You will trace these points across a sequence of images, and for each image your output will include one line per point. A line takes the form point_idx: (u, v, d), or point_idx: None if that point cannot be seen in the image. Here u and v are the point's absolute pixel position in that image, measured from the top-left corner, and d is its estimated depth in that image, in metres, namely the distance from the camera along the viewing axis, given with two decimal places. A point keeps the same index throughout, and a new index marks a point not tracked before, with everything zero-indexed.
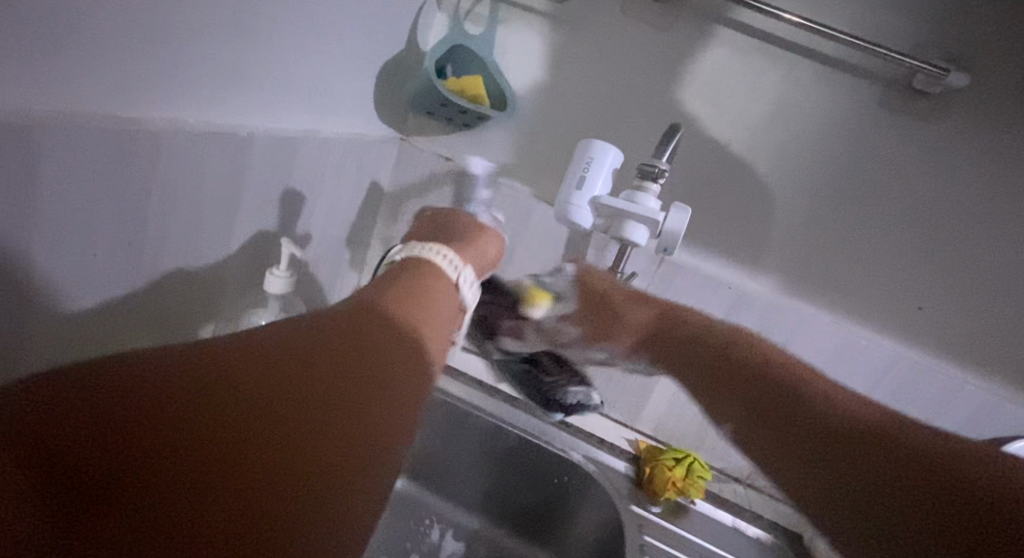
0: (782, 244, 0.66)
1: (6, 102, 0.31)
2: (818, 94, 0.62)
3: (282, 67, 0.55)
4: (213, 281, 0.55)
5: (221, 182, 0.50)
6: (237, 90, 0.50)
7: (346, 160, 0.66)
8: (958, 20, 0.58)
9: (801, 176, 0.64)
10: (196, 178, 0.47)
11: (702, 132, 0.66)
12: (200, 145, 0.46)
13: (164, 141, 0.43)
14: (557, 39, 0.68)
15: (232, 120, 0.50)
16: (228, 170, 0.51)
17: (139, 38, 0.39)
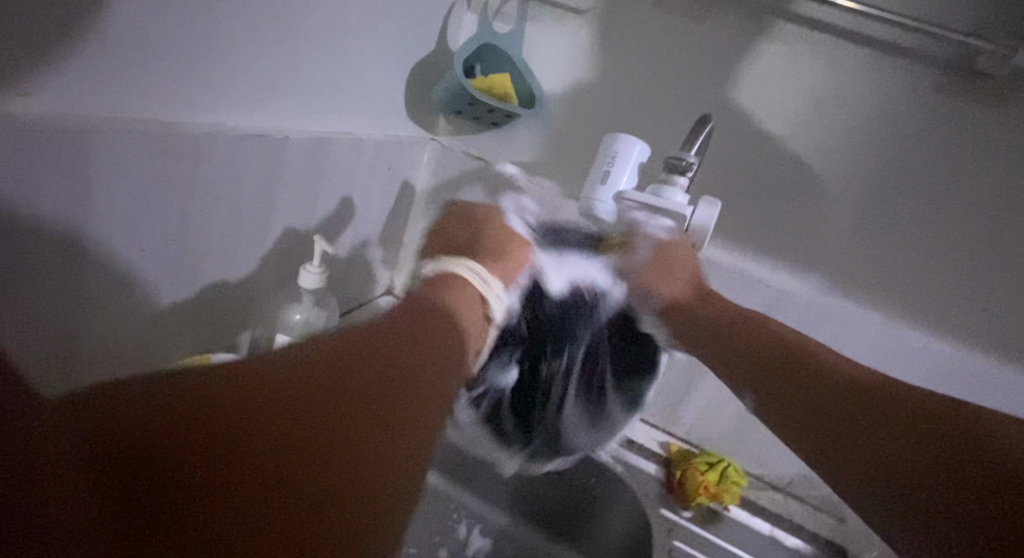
0: (825, 242, 0.63)
1: (56, 109, 0.35)
2: (864, 82, 0.59)
3: (316, 72, 0.57)
4: (251, 276, 0.58)
5: (258, 184, 0.53)
6: (272, 95, 0.52)
7: (379, 161, 0.68)
8: None
9: (845, 169, 0.61)
10: (234, 179, 0.50)
11: (737, 125, 0.64)
12: (239, 148, 0.49)
13: (204, 144, 0.45)
14: (587, 34, 0.67)
15: (268, 124, 0.53)
16: (266, 172, 0.53)
17: (180, 48, 0.42)
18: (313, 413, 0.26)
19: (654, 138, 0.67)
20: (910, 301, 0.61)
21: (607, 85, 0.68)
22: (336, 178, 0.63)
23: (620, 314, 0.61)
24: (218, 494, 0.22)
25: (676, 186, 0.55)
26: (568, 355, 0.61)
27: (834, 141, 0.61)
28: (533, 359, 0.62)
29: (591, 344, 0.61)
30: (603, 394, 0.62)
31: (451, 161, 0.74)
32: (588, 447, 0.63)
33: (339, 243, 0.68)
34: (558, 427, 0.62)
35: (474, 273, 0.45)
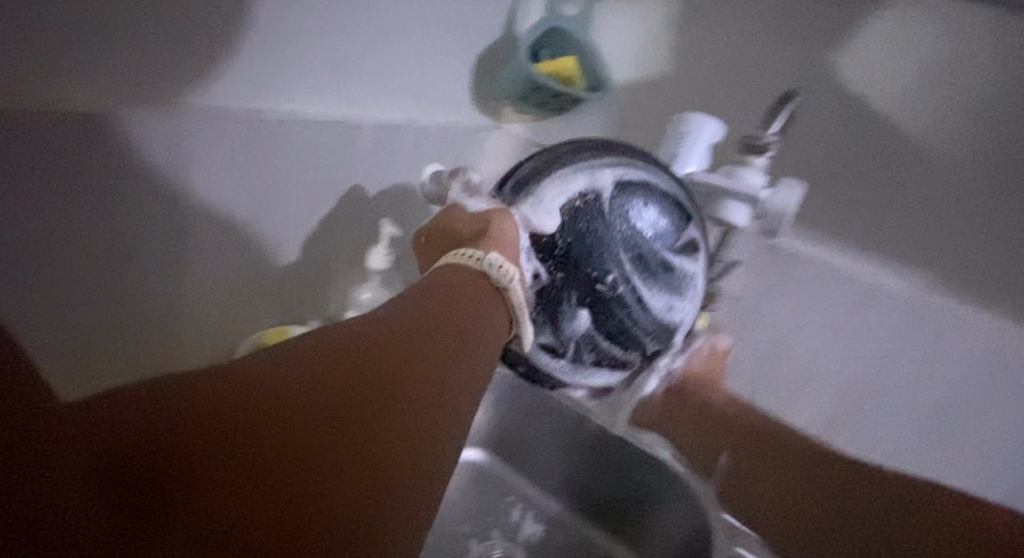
0: (927, 231, 0.55)
1: (169, 94, 0.43)
2: (983, 46, 0.51)
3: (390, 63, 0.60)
4: (325, 256, 0.62)
5: (332, 165, 0.57)
6: (347, 85, 0.57)
7: (446, 150, 0.70)
8: None
9: (957, 148, 0.53)
10: (309, 161, 0.54)
11: (825, 104, 0.59)
12: (312, 131, 0.53)
13: (285, 129, 0.51)
14: (660, 15, 0.65)
15: (344, 111, 0.57)
16: (334, 157, 0.57)
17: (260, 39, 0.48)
18: (332, 407, 0.26)
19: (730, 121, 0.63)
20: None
21: (679, 68, 0.65)
22: (404, 165, 0.65)
23: (653, 183, 0.47)
24: (208, 504, 0.23)
25: (751, 166, 0.52)
26: (613, 263, 0.45)
27: (941, 117, 0.54)
28: (592, 289, 0.45)
29: (636, 233, 0.45)
30: (659, 253, 0.46)
31: (518, 149, 0.75)
32: (670, 301, 0.47)
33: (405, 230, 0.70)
34: (651, 328, 0.48)
35: (465, 257, 0.38)
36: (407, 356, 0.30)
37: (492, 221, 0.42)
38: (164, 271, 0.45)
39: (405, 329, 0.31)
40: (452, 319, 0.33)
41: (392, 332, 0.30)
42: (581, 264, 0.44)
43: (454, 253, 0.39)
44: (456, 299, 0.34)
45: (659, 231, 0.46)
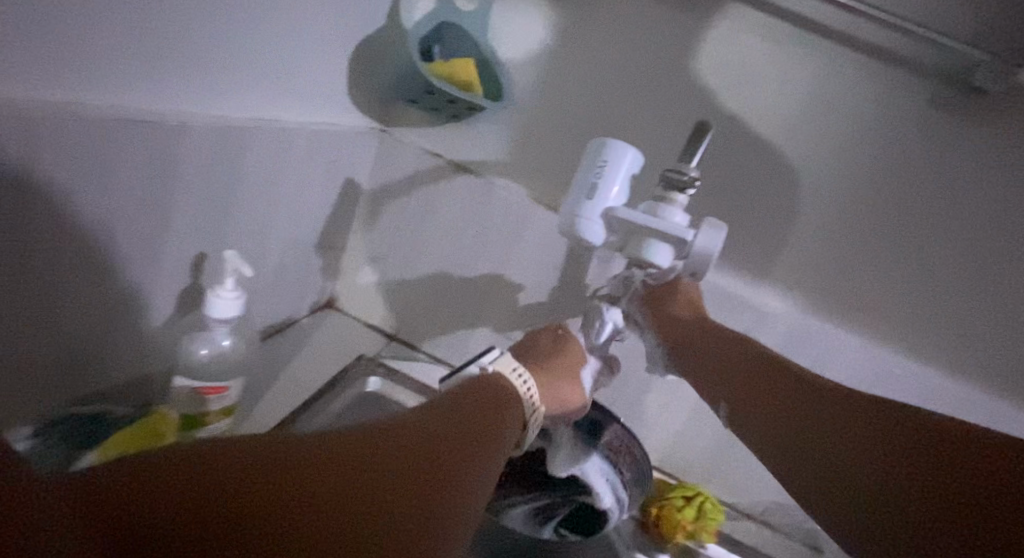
0: (815, 262, 0.59)
1: None
2: (877, 90, 0.54)
3: (224, 49, 0.43)
4: (139, 309, 0.45)
5: (144, 172, 0.39)
6: (159, 69, 0.38)
7: (315, 151, 0.57)
8: (1009, 16, 0.51)
9: (834, 167, 0.57)
10: (160, 175, 0.40)
11: (735, 126, 0.58)
12: (127, 134, 0.36)
13: (122, 161, 0.37)
14: (561, 18, 0.59)
15: (163, 106, 0.39)
16: (144, 164, 0.38)
17: (136, 32, 0.35)
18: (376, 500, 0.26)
19: (649, 133, 0.60)
20: (945, 318, 0.57)
21: (587, 52, 0.60)
22: (181, 168, 0.42)
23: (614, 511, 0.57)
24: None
25: (674, 204, 0.50)
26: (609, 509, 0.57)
27: (851, 144, 0.56)
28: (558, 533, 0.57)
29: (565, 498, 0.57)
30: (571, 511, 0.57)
31: (401, 158, 0.65)
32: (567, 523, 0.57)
33: (184, 281, 0.49)
34: (533, 510, 0.57)
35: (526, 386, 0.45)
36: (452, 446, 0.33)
37: (498, 382, 0.43)
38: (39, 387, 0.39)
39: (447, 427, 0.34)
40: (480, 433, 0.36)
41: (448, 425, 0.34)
42: (534, 476, 0.58)
43: (518, 369, 0.46)
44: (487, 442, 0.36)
45: (587, 508, 0.57)
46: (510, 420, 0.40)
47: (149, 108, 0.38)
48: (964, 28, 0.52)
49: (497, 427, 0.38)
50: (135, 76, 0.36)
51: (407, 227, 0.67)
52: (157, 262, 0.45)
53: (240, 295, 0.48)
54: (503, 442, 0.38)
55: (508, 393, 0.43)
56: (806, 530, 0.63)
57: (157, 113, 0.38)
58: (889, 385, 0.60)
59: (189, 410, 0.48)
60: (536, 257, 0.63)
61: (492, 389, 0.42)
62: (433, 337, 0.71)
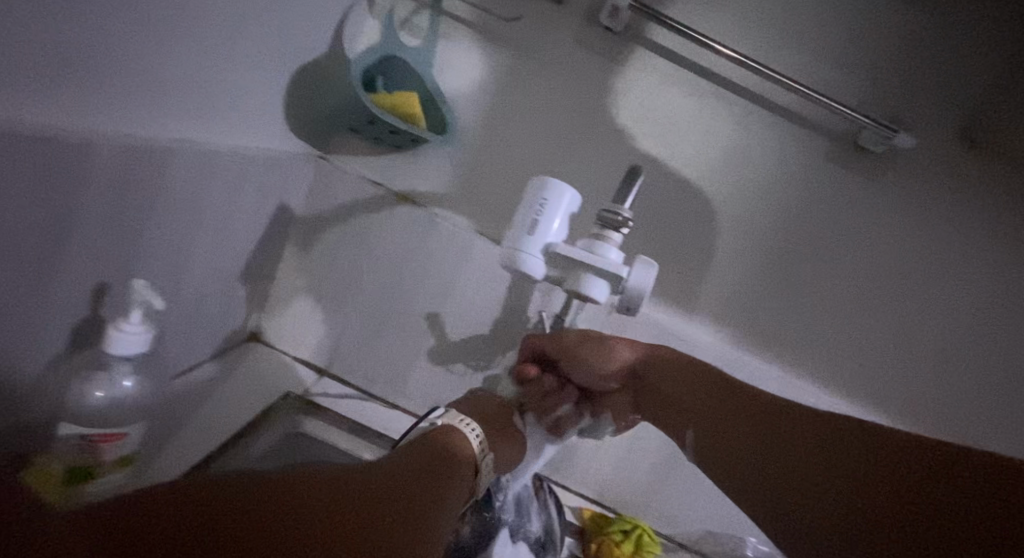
0: (736, 299, 0.63)
1: None
2: (784, 144, 0.61)
3: (155, 64, 0.41)
4: (33, 346, 0.39)
5: (50, 191, 0.34)
6: (78, 80, 0.35)
7: (247, 176, 0.54)
8: (886, 87, 0.59)
9: (751, 209, 0.62)
10: (73, 192, 0.36)
11: (664, 169, 0.62)
12: (35, 147, 0.32)
13: (29, 179, 0.33)
14: (504, 59, 0.62)
15: (78, 119, 0.36)
16: (53, 183, 0.34)
17: (56, 40, 0.32)
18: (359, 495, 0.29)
19: (586, 172, 0.63)
20: (850, 351, 0.63)
21: (526, 94, 0.62)
22: (95, 186, 0.38)
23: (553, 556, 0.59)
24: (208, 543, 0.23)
25: (610, 242, 0.51)
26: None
27: (765, 191, 0.61)
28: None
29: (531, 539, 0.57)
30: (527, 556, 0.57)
31: (339, 187, 0.64)
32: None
33: (90, 313, 0.43)
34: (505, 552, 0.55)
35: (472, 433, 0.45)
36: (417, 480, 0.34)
37: (442, 434, 0.43)
38: None
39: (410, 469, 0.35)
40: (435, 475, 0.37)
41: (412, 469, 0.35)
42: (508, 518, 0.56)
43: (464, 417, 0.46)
44: (444, 485, 0.36)
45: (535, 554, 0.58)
46: (461, 466, 0.41)
47: (65, 122, 0.35)
48: (852, 95, 0.60)
49: (450, 467, 0.39)
50: (53, 87, 0.33)
51: (344, 257, 0.65)
52: (59, 292, 0.39)
53: (147, 330, 0.43)
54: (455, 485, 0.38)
55: (458, 440, 0.43)
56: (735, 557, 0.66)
57: (74, 127, 0.35)
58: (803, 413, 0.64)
59: (79, 462, 0.41)
60: (477, 291, 0.63)
61: (438, 439, 0.42)
62: (367, 370, 0.69)
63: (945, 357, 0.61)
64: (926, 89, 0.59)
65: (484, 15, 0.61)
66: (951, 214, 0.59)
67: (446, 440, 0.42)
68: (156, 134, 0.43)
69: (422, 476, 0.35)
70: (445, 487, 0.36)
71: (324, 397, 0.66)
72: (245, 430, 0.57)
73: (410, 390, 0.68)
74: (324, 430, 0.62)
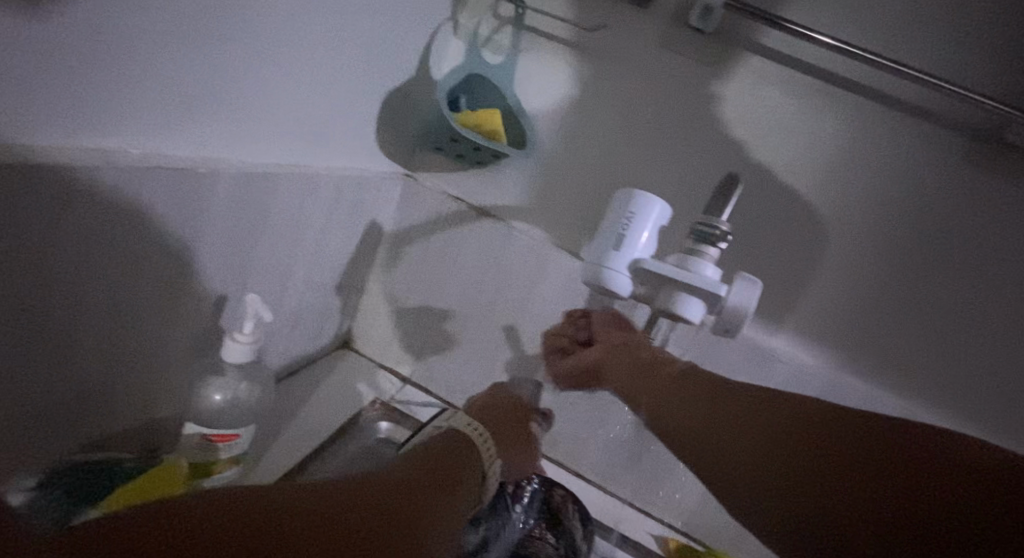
0: (845, 319, 0.58)
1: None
2: (906, 145, 0.54)
3: (265, 98, 0.44)
4: (162, 354, 0.44)
5: (175, 217, 0.38)
6: (200, 116, 0.39)
7: (342, 196, 0.58)
8: None
9: (865, 217, 0.56)
10: (195, 216, 0.40)
11: (761, 177, 0.58)
12: (162, 177, 0.36)
13: (160, 206, 0.37)
14: (588, 70, 0.61)
15: (197, 150, 0.39)
16: (178, 209, 0.38)
17: (179, 81, 0.36)
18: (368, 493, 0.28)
19: (672, 183, 0.60)
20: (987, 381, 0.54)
21: (611, 103, 0.61)
22: (213, 211, 0.42)
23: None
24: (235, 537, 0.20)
25: (705, 257, 0.48)
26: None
27: (880, 198, 0.55)
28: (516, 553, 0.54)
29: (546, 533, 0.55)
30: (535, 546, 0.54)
31: (424, 202, 0.66)
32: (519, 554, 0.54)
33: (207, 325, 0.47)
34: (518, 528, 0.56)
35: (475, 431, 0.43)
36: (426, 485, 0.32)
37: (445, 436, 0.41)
38: (51, 437, 0.37)
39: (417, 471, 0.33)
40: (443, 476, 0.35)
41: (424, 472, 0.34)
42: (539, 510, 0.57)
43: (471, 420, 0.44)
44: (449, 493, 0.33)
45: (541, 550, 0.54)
46: (465, 467, 0.38)
47: (185, 154, 0.38)
48: (991, 85, 0.52)
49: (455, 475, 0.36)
50: (177, 123, 0.37)
51: (429, 269, 0.68)
52: (183, 306, 0.44)
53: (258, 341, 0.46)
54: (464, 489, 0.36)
55: (465, 444, 0.40)
56: None
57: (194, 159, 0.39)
58: None
59: (199, 459, 0.45)
60: (558, 306, 0.63)
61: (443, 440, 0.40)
62: (451, 381, 0.70)
63: None
64: None
65: (567, 26, 0.60)
66: None
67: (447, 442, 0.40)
68: (264, 160, 0.46)
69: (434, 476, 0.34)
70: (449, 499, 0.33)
71: (410, 407, 0.68)
72: (334, 436, 0.60)
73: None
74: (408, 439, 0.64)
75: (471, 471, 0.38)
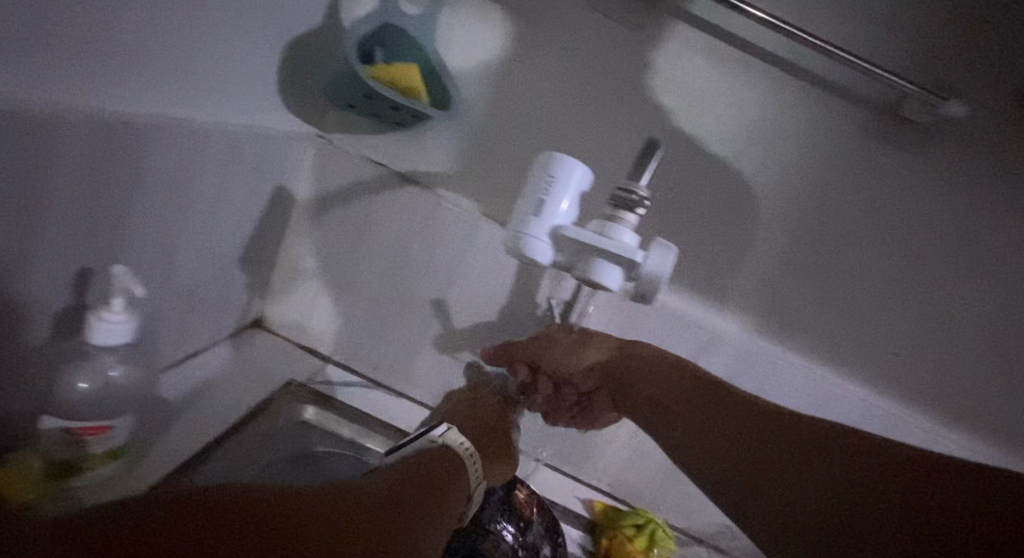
0: (760, 286, 0.59)
1: None
2: (816, 118, 0.56)
3: (148, 34, 0.38)
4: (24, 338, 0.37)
5: (42, 172, 0.32)
6: (74, 50, 0.32)
7: (240, 158, 0.51)
8: (935, 50, 0.54)
9: (780, 186, 0.57)
10: (65, 171, 0.34)
11: (682, 147, 0.58)
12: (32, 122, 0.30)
13: (26, 156, 0.30)
14: (511, 27, 0.58)
15: (75, 94, 0.33)
16: (41, 161, 0.32)
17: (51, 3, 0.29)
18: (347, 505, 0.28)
19: (596, 149, 0.59)
20: (885, 340, 0.58)
21: (536, 65, 0.58)
22: (77, 172, 0.35)
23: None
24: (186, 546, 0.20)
25: (624, 223, 0.47)
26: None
27: (792, 169, 0.57)
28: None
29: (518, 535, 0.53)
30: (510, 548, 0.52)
31: (339, 166, 0.61)
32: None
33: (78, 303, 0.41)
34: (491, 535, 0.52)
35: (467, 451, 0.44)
36: (409, 499, 0.32)
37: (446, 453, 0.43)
38: None
39: (402, 487, 0.33)
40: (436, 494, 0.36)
41: (411, 488, 0.34)
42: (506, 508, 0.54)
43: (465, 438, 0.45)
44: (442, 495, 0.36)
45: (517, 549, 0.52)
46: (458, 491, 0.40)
47: (62, 97, 0.32)
48: (894, 59, 0.54)
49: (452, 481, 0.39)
50: (50, 57, 0.30)
51: (346, 239, 0.63)
52: (46, 280, 0.37)
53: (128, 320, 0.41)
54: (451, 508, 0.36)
55: (455, 463, 0.42)
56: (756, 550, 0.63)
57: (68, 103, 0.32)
58: (835, 406, 0.60)
59: (63, 456, 0.39)
60: (484, 276, 0.61)
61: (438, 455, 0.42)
62: (371, 357, 0.67)
63: (988, 344, 0.57)
64: (975, 53, 0.53)
65: None
66: (1003, 190, 0.55)
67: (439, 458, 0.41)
68: (149, 108, 0.40)
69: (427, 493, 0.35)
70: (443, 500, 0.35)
71: (327, 385, 0.65)
72: (244, 422, 0.56)
73: (416, 378, 0.67)
74: (332, 420, 0.62)
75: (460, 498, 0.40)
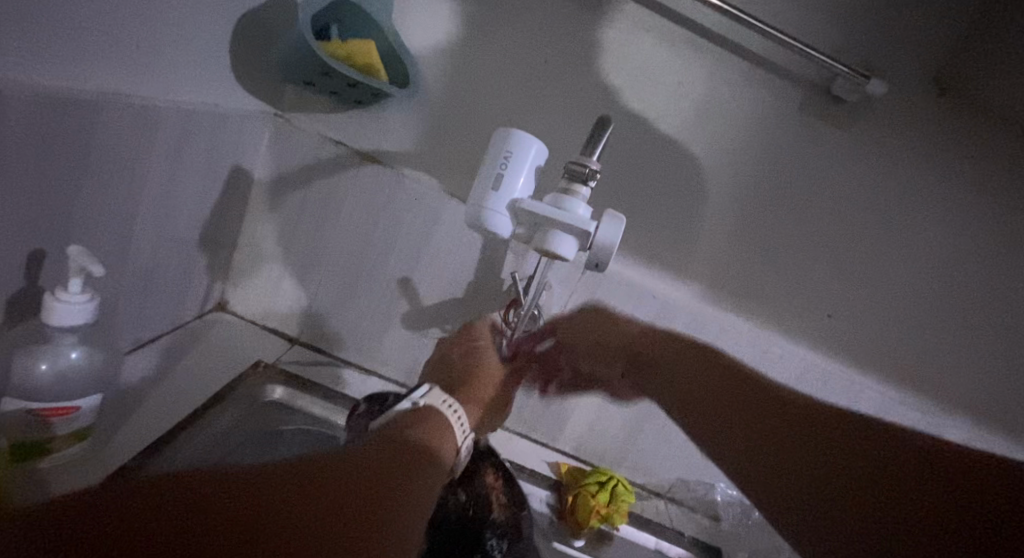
0: (710, 254, 0.63)
1: None
2: (756, 95, 0.60)
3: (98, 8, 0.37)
4: None
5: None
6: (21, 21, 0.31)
7: (195, 137, 0.51)
8: (861, 32, 0.58)
9: (725, 160, 0.61)
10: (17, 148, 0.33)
11: (635, 123, 0.60)
12: None
13: None
14: (468, 6, 0.59)
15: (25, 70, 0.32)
16: None
17: None
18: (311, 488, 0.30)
19: (553, 127, 0.61)
20: (821, 302, 0.63)
21: (494, 43, 0.59)
22: (27, 148, 0.34)
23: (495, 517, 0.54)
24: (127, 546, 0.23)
25: (578, 196, 0.49)
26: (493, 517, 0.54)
27: (737, 144, 0.60)
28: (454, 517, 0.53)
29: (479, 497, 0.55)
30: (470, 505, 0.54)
31: (299, 145, 0.61)
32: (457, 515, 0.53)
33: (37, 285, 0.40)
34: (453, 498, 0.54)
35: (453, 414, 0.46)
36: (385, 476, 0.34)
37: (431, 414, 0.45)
38: None
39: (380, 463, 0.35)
40: (415, 463, 0.37)
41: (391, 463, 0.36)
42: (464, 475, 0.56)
43: (448, 399, 0.47)
44: (425, 460, 0.39)
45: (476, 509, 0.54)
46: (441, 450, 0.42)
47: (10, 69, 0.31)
48: (827, 40, 0.58)
49: (435, 445, 0.41)
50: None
51: (308, 220, 0.63)
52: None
53: (89, 299, 0.40)
54: (431, 476, 0.38)
55: (437, 427, 0.44)
56: (710, 502, 0.68)
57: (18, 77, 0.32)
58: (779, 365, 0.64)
59: (26, 437, 0.39)
60: (449, 253, 0.62)
61: (422, 420, 0.44)
62: (338, 336, 0.68)
63: (910, 303, 0.63)
64: (895, 36, 0.58)
65: None
66: (919, 161, 0.60)
67: (421, 421, 0.43)
68: (103, 83, 0.39)
69: (404, 463, 0.37)
70: (427, 464, 0.39)
71: (294, 365, 0.65)
72: (212, 402, 0.55)
73: (384, 355, 0.68)
74: (305, 399, 0.62)
75: (443, 460, 0.41)
